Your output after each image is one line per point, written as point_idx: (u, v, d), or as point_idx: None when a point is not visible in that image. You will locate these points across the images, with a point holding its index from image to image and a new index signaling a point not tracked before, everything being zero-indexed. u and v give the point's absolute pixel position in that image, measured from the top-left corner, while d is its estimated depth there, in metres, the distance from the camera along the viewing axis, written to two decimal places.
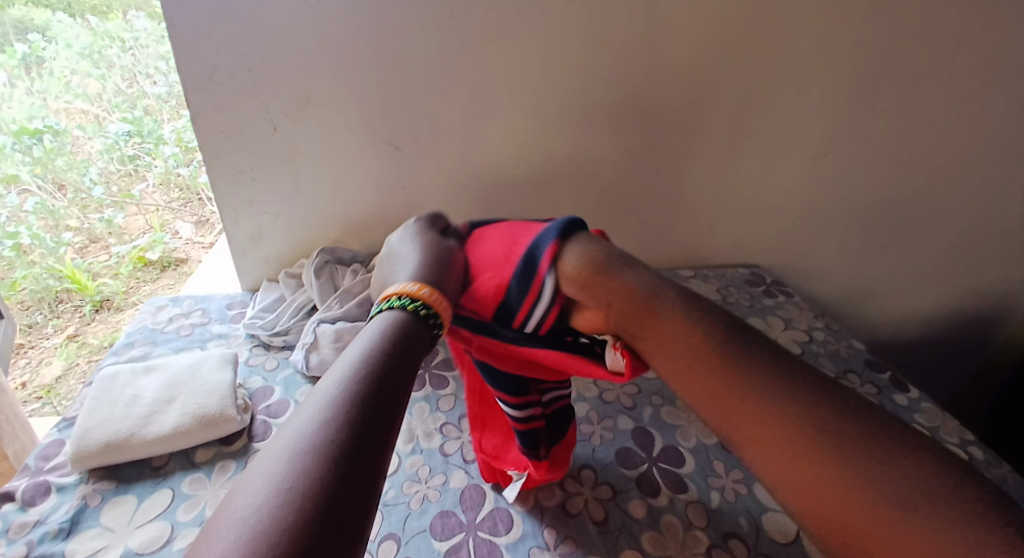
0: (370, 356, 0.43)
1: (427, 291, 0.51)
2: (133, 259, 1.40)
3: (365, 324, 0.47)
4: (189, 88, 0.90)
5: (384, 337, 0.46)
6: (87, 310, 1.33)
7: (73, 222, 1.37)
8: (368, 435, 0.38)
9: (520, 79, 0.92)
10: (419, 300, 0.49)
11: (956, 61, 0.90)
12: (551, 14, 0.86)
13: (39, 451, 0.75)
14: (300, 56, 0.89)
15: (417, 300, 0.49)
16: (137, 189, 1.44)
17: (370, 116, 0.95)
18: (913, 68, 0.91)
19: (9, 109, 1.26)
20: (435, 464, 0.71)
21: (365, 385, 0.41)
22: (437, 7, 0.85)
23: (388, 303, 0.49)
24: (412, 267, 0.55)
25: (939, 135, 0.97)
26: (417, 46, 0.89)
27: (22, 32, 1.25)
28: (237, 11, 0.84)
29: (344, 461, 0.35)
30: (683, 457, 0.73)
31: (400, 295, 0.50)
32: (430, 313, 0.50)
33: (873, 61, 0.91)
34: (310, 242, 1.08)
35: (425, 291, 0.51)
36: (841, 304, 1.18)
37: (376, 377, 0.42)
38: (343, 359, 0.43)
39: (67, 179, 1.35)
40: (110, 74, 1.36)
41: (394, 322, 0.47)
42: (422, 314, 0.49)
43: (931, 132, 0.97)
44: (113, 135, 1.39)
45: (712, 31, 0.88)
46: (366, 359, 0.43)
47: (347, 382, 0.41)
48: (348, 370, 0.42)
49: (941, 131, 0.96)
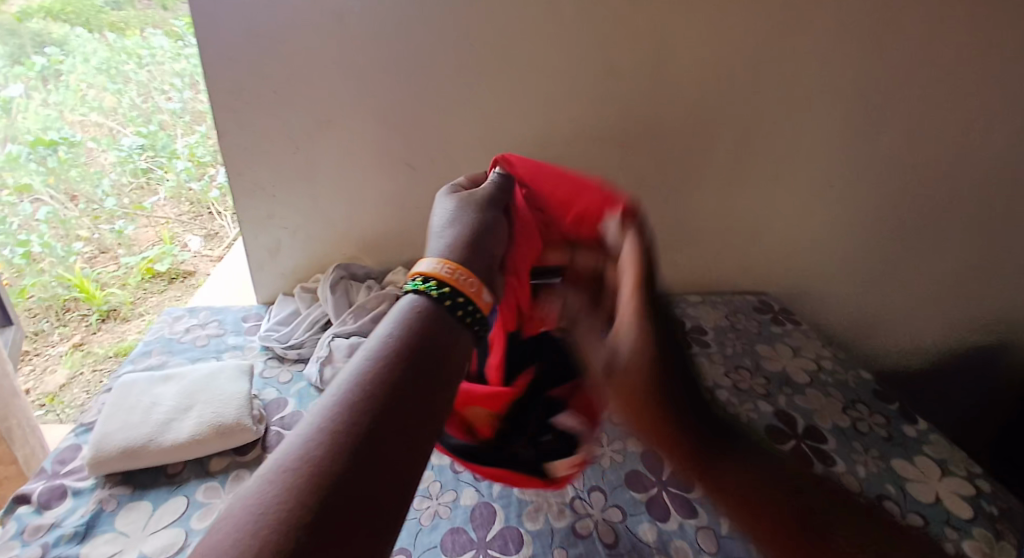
0: (400, 339, 0.38)
1: (454, 270, 0.44)
2: (141, 270, 1.42)
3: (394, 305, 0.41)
4: (217, 106, 0.94)
5: (415, 318, 0.40)
6: (94, 319, 1.35)
7: (84, 232, 1.40)
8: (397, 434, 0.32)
9: (536, 105, 0.95)
10: (446, 284, 0.42)
11: (957, 97, 0.93)
12: (567, 44, 0.90)
13: (55, 455, 0.76)
14: (324, 78, 0.92)
15: (450, 288, 0.42)
16: (149, 202, 1.48)
17: (388, 137, 0.98)
18: (916, 104, 0.94)
19: (25, 119, 1.30)
20: (446, 481, 0.71)
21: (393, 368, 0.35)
22: (457, 35, 0.89)
23: (415, 284, 0.43)
24: (451, 237, 0.49)
25: (942, 168, 0.99)
26: (437, 72, 0.92)
27: (39, 45, 1.31)
28: (267, 35, 0.88)
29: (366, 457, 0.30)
30: (694, 481, 0.73)
31: (427, 278, 0.43)
32: (463, 300, 0.42)
33: (879, 97, 0.94)
34: (325, 257, 1.10)
35: (449, 271, 0.44)
36: (849, 333, 1.18)
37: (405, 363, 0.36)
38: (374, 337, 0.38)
39: (79, 190, 1.39)
40: (126, 89, 1.42)
41: (420, 301, 0.41)
42: (451, 302, 0.42)
43: (934, 165, 0.99)
44: (126, 149, 1.43)
45: (722, 65, 0.91)
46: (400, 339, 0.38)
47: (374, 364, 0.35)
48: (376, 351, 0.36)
49: (944, 164, 0.99)
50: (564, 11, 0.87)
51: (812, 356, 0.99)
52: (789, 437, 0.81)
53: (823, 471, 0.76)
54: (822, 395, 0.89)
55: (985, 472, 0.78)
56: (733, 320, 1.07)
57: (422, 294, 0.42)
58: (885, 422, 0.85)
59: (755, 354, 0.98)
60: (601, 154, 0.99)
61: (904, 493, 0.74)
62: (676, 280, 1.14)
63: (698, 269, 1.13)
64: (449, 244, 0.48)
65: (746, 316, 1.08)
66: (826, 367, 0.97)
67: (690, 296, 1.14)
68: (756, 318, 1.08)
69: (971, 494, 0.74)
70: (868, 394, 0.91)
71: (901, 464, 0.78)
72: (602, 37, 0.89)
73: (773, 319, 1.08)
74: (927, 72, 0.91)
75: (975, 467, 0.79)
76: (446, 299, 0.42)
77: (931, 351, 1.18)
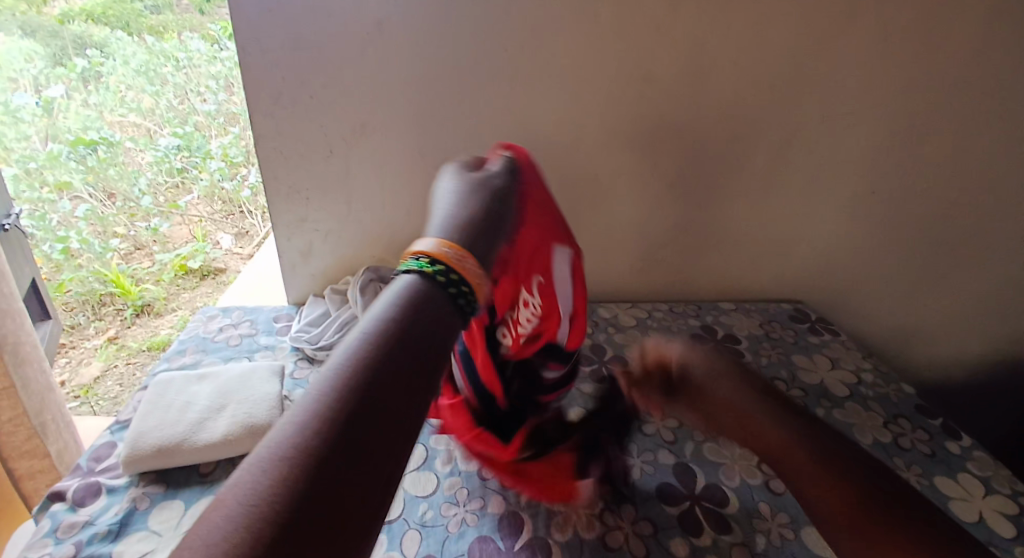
0: (395, 316, 0.34)
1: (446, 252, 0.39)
2: (175, 267, 1.45)
3: (389, 281, 0.37)
4: (254, 110, 0.95)
5: (414, 294, 0.36)
6: (128, 314, 1.38)
7: (121, 229, 1.44)
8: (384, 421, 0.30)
9: (568, 112, 0.94)
10: (443, 264, 0.38)
11: (1013, 108, 0.89)
12: (602, 51, 0.88)
13: (91, 452, 0.78)
14: (359, 85, 0.93)
15: (452, 270, 0.38)
16: (183, 201, 1.50)
17: (420, 143, 0.98)
18: (968, 113, 0.90)
19: (65, 118, 1.35)
20: (473, 488, 0.71)
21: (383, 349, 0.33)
22: (492, 42, 0.88)
23: (413, 264, 0.38)
24: (452, 214, 0.43)
25: (993, 180, 0.95)
26: (469, 79, 0.92)
27: (81, 47, 1.36)
28: (305, 42, 0.89)
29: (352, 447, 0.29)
30: (727, 496, 0.71)
31: (429, 257, 0.39)
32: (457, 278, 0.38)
33: (931, 101, 0.90)
34: (355, 260, 1.11)
35: (450, 251, 0.39)
36: (885, 346, 1.15)
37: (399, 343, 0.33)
38: (369, 312, 0.35)
39: (117, 188, 1.43)
40: (163, 90, 1.46)
41: (419, 281, 0.37)
42: (448, 282, 0.38)
43: (984, 177, 0.95)
44: (163, 149, 1.47)
45: (762, 71, 0.89)
46: (395, 316, 0.34)
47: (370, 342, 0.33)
48: (373, 327, 0.33)
49: (995, 176, 0.94)
50: (600, 15, 0.86)
51: (852, 368, 0.96)
52: None
53: None
54: (860, 409, 0.86)
55: None
56: (768, 329, 1.04)
57: (420, 272, 0.38)
58: (927, 438, 0.81)
59: (790, 365, 0.95)
60: (633, 160, 0.98)
61: (946, 511, 0.70)
62: (708, 288, 1.12)
63: (731, 278, 1.10)
64: (460, 218, 0.43)
65: (781, 325, 1.05)
66: (866, 380, 0.93)
67: (721, 304, 1.11)
68: (793, 328, 1.05)
69: (1015, 513, 0.70)
70: (910, 408, 0.87)
71: (944, 481, 0.74)
72: (639, 41, 0.87)
73: (809, 329, 1.05)
74: (983, 76, 0.87)
75: (1022, 485, 0.74)
76: (450, 284, 0.38)
77: (974, 367, 1.13)
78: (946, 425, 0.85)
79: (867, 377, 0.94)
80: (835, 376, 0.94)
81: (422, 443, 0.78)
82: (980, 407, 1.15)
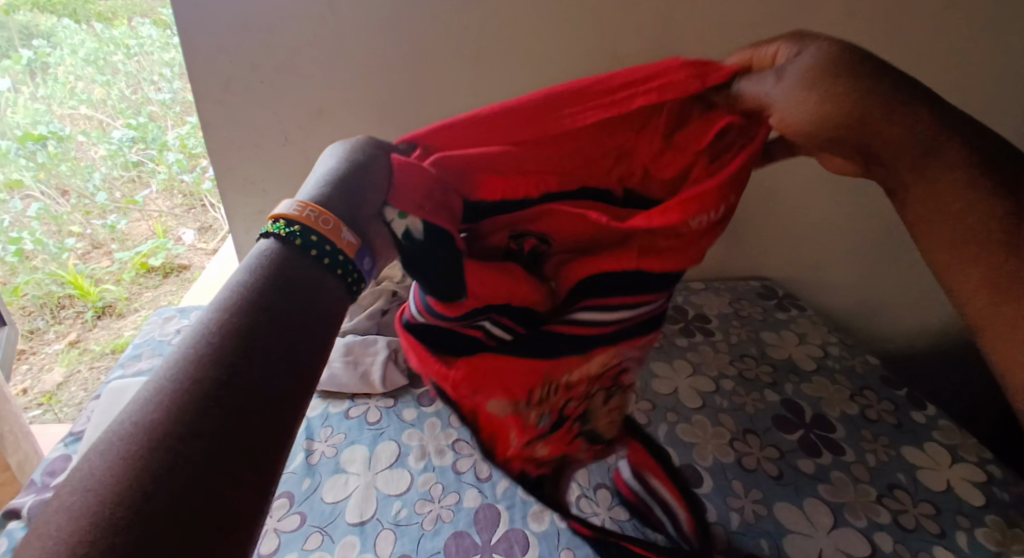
0: (262, 288, 0.26)
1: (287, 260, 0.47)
2: (135, 264, 1.38)
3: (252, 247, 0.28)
4: (203, 97, 0.90)
5: (291, 261, 0.28)
6: (89, 316, 1.31)
7: (76, 228, 1.35)
8: (258, 417, 0.23)
9: (533, 94, 0.92)
10: (315, 234, 0.29)
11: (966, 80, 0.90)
12: (566, 30, 0.86)
13: (45, 467, 0.74)
14: (313, 69, 0.88)
15: (316, 235, 0.29)
16: (141, 196, 1.40)
17: (382, 129, 0.94)
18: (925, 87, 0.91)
19: (13, 113, 1.24)
20: (448, 482, 0.70)
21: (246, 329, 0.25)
22: (452, 22, 0.85)
23: (276, 228, 0.29)
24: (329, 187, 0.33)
25: None
26: (430, 62, 0.88)
27: (27, 37, 1.25)
28: (253, 25, 0.84)
29: (205, 459, 0.21)
30: (701, 476, 0.72)
31: (289, 220, 0.29)
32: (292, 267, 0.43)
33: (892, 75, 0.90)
34: None
35: (322, 220, 0.30)
36: (850, 318, 1.18)
37: (271, 318, 0.25)
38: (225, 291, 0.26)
39: (70, 184, 1.32)
40: (115, 80, 1.34)
41: (276, 246, 0.29)
42: (329, 260, 0.29)
43: None
44: (116, 142, 1.35)
45: (725, 47, 0.88)
46: (265, 287, 0.26)
47: (227, 323, 0.25)
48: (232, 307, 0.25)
49: None
50: None
51: (818, 342, 0.97)
52: (797, 427, 0.80)
53: (831, 461, 0.74)
54: (828, 382, 0.88)
55: (997, 456, 0.76)
56: (737, 307, 1.05)
57: (280, 237, 0.29)
58: (893, 409, 0.83)
59: (760, 342, 0.96)
60: None
61: (915, 482, 0.72)
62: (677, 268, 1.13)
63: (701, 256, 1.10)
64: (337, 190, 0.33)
65: (750, 303, 1.06)
66: (832, 353, 0.95)
67: (692, 283, 1.12)
68: (761, 305, 1.06)
69: (981, 480, 0.72)
70: (876, 380, 0.89)
71: (912, 452, 0.76)
72: (601, 18, 0.85)
73: (777, 305, 1.06)
74: (941, 47, 0.88)
75: (987, 451, 0.76)
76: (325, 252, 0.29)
77: (935, 334, 1.17)
78: (911, 395, 0.86)
79: (833, 350, 0.96)
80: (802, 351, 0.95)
81: (394, 439, 0.76)
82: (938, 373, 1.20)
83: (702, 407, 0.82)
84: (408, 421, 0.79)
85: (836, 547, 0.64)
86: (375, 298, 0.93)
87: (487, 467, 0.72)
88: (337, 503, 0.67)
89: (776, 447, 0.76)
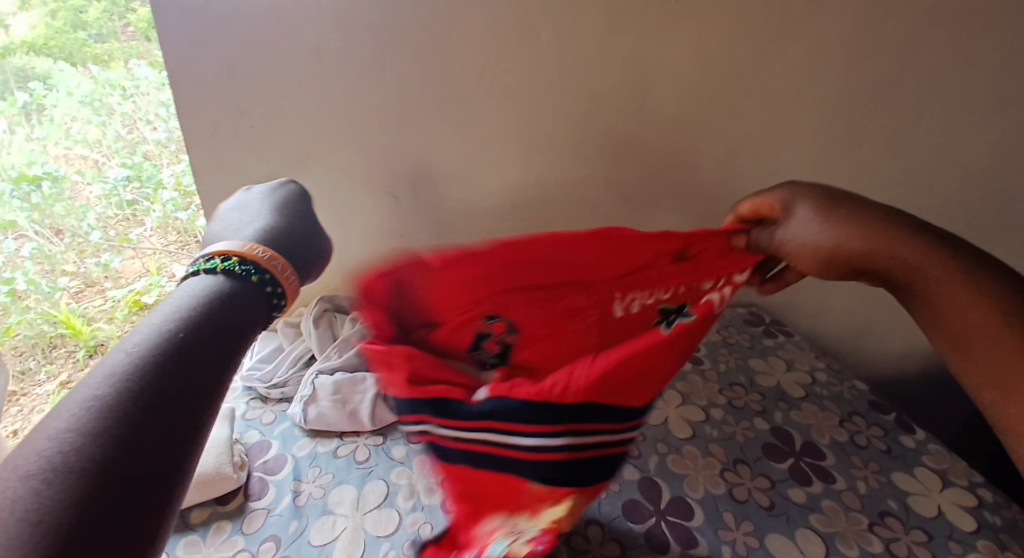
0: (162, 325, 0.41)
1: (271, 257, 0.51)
2: (129, 302, 1.36)
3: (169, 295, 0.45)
4: (192, 142, 0.92)
5: (215, 289, 0.46)
6: (81, 355, 1.28)
7: (70, 266, 1.35)
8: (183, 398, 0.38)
9: (517, 130, 0.94)
10: None
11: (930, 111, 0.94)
12: (545, 69, 0.89)
13: None
14: (301, 112, 0.91)
15: None
16: (135, 234, 1.41)
17: (370, 167, 0.96)
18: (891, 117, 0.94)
19: (8, 154, 1.24)
20: (437, 522, 0.69)
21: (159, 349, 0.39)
22: (434, 64, 0.88)
23: None
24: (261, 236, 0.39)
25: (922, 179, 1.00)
26: (416, 101, 0.91)
27: (23, 80, 1.21)
28: (242, 71, 0.87)
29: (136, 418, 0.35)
30: (692, 509, 0.71)
31: None
32: (266, 277, 0.49)
33: (860, 108, 0.94)
34: (309, 289, 1.08)
35: None
36: (838, 341, 1.19)
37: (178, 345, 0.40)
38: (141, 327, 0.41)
39: (64, 224, 1.32)
40: (110, 120, 1.32)
41: (222, 279, 0.47)
42: None
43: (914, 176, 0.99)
44: (112, 181, 1.36)
45: (698, 83, 0.91)
46: (175, 316, 0.42)
47: (145, 346, 0.39)
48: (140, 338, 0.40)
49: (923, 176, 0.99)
50: (541, 35, 0.86)
51: (807, 368, 0.98)
52: (787, 455, 0.80)
53: (822, 490, 0.74)
54: (817, 409, 0.88)
55: (987, 480, 0.76)
56: (726, 334, 1.05)
57: None
58: (883, 434, 0.84)
59: (748, 370, 0.96)
60: (585, 176, 0.99)
61: (906, 508, 0.72)
62: None
63: None
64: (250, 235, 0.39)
65: (737, 330, 1.07)
66: (820, 379, 0.96)
67: None
68: (748, 332, 1.07)
69: (972, 505, 0.72)
70: (865, 405, 0.89)
71: (902, 477, 0.76)
72: (577, 59, 0.88)
73: (764, 331, 1.07)
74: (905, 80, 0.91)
75: (978, 475, 0.76)
76: None
77: (925, 355, 1.18)
78: (899, 420, 0.87)
79: (821, 376, 0.97)
80: (791, 377, 0.96)
81: (383, 478, 0.75)
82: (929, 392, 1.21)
83: (692, 437, 0.82)
84: (397, 459, 0.78)
85: None
86: (364, 333, 0.94)
87: None
88: (324, 546, 0.67)
89: (766, 476, 0.76)
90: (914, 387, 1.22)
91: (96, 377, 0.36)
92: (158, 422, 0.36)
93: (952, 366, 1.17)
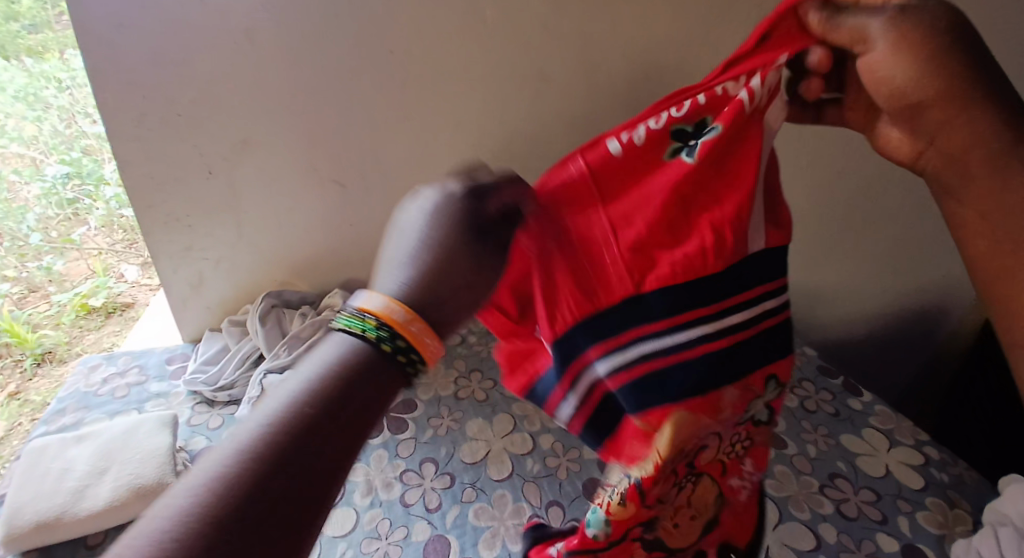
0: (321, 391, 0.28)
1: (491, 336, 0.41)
2: (75, 306, 1.26)
3: (327, 339, 0.31)
4: (115, 134, 0.86)
5: (356, 357, 0.30)
6: (27, 364, 1.20)
7: (10, 271, 1.26)
8: (309, 503, 0.26)
9: (465, 111, 0.91)
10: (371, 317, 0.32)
11: None
12: (490, 48, 0.86)
13: None
14: (233, 99, 0.86)
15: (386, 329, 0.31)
16: (78, 234, 1.29)
17: (313, 154, 0.92)
18: None
19: None
20: (396, 517, 0.68)
21: (316, 421, 0.27)
22: (372, 44, 0.84)
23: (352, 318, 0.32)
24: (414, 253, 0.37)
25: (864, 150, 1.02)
26: (357, 84, 0.87)
27: None
28: (163, 57, 0.81)
29: (260, 520, 0.24)
30: None
31: (360, 312, 0.32)
32: (404, 345, 0.31)
33: None
34: (255, 285, 1.03)
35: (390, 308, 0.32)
36: (792, 308, 1.23)
37: (333, 417, 0.28)
38: (298, 374, 0.29)
39: (2, 227, 1.23)
40: (46, 115, 1.21)
41: (359, 343, 0.31)
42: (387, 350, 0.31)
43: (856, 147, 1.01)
44: (50, 178, 1.24)
45: (647, 57, 0.89)
46: (335, 380, 0.29)
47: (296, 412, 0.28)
48: (305, 396, 0.28)
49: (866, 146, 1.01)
50: (485, 13, 0.83)
51: None
52: None
53: (775, 456, 0.76)
54: None
55: (931, 437, 0.79)
56: None
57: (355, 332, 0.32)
58: (832, 398, 0.86)
59: None
60: (538, 154, 0.97)
61: (855, 469, 0.74)
62: None
63: None
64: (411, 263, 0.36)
65: None
66: None
67: None
68: None
69: (920, 464, 0.75)
70: (814, 370, 0.92)
71: (851, 439, 0.79)
72: (522, 37, 0.86)
73: None
74: None
75: (922, 434, 0.80)
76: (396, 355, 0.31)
77: (872, 317, 1.23)
78: (847, 383, 0.90)
79: None
80: None
81: None
82: (877, 350, 1.27)
83: None
84: None
85: (784, 543, 0.65)
86: (315, 329, 0.90)
87: (436, 496, 0.70)
88: None
89: None
90: (864, 348, 1.28)
91: (240, 439, 0.27)
92: (297, 520, 0.25)
93: (897, 325, 1.23)
